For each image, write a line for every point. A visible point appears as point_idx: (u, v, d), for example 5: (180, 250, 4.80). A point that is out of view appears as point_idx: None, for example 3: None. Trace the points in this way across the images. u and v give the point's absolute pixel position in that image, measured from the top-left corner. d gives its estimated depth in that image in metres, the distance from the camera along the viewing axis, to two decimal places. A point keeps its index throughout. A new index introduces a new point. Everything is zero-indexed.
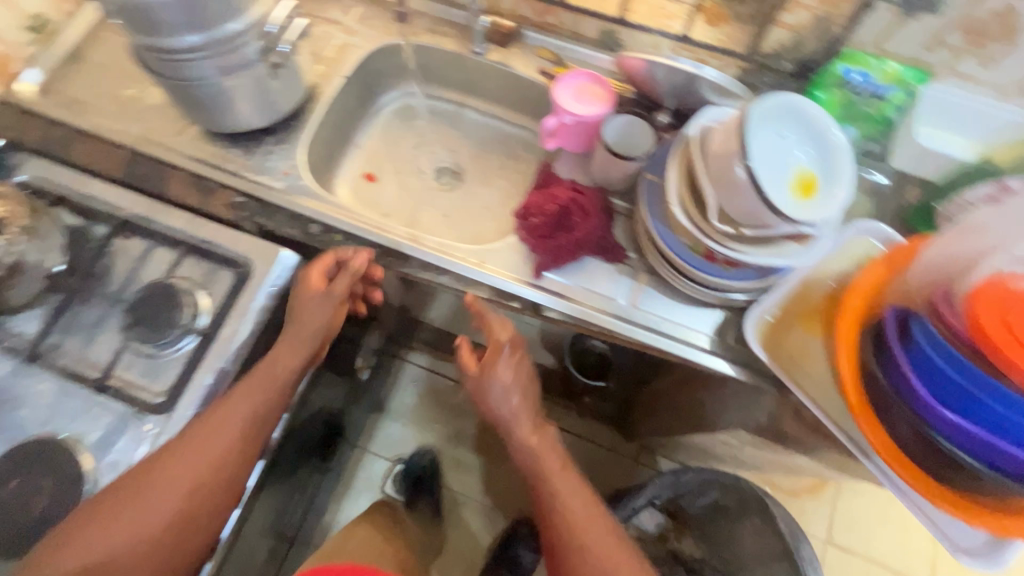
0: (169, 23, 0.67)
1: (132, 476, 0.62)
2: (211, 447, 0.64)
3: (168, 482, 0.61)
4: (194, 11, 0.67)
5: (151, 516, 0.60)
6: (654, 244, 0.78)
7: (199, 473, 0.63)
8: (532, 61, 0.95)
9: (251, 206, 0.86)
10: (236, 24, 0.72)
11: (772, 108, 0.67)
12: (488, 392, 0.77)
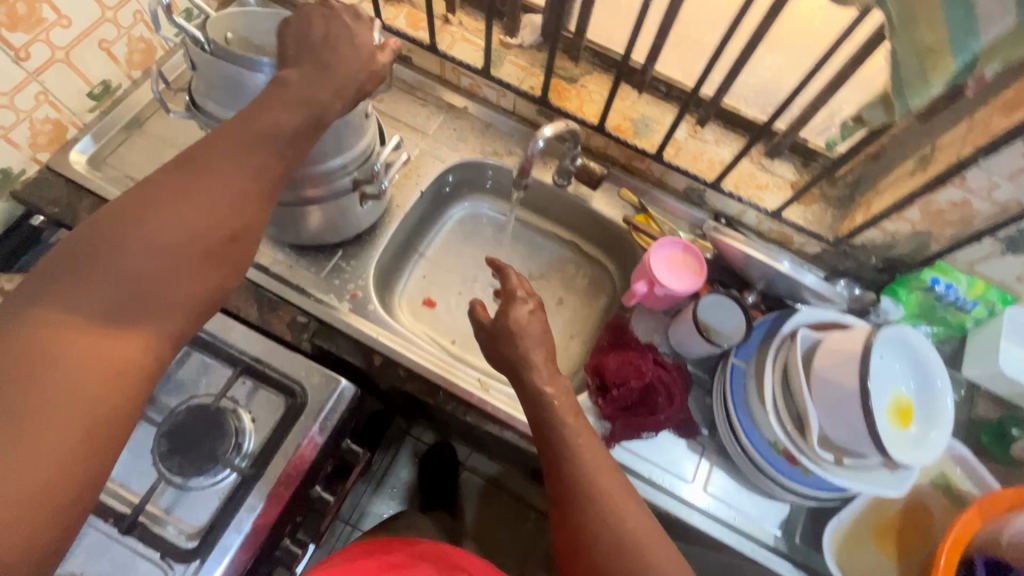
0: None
1: (121, 219, 0.48)
2: (216, 192, 0.51)
3: (178, 227, 0.49)
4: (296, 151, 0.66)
5: (157, 270, 0.48)
6: (728, 427, 0.77)
7: (191, 218, 0.50)
8: (615, 203, 0.95)
9: (314, 326, 0.81)
10: (334, 163, 0.70)
11: (885, 339, 0.67)
12: (516, 337, 0.68)
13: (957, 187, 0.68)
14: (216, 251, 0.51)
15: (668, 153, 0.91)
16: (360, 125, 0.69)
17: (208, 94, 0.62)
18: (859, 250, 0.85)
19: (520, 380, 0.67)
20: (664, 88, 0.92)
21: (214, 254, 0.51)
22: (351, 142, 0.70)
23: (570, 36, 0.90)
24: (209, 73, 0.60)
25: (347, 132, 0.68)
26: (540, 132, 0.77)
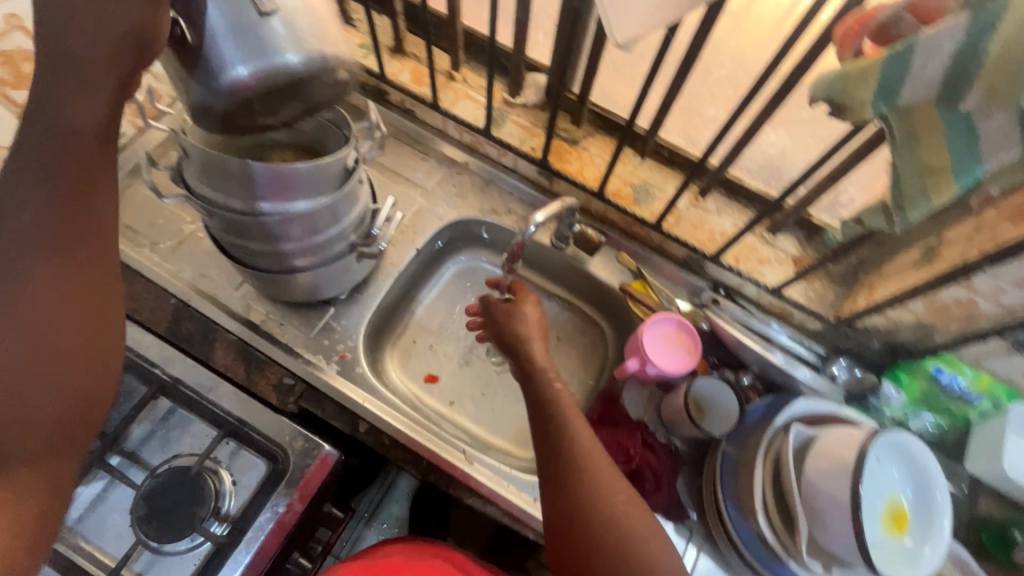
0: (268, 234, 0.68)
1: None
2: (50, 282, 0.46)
3: (27, 331, 0.45)
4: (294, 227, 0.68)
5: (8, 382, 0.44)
6: (718, 513, 0.74)
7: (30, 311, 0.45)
8: (614, 267, 0.93)
9: (301, 389, 0.81)
10: (332, 232, 0.73)
11: (883, 444, 0.64)
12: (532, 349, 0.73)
13: (962, 286, 0.66)
14: (78, 342, 0.48)
15: (668, 222, 0.90)
16: (356, 193, 0.71)
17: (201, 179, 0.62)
18: (862, 333, 0.83)
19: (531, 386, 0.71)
20: (667, 154, 0.90)
21: (77, 346, 0.48)
22: (347, 211, 0.73)
23: (572, 100, 0.89)
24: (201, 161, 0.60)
25: (344, 203, 0.70)
26: (535, 219, 0.76)
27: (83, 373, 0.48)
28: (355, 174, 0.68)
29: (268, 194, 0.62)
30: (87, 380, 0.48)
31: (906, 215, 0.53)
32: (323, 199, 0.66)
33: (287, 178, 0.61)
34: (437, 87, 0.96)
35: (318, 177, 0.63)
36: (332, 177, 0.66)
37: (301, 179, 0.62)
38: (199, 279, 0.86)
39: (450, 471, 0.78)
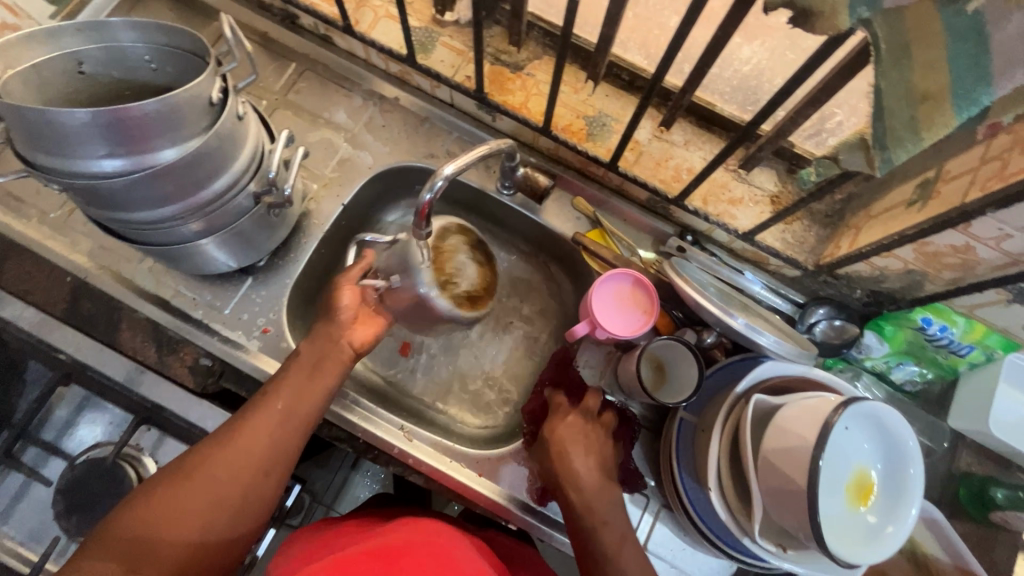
0: (136, 203, 0.56)
1: (171, 471, 0.55)
2: (265, 438, 0.58)
3: (222, 481, 0.54)
4: (164, 187, 0.56)
5: (184, 508, 0.52)
6: (673, 484, 0.69)
7: (233, 459, 0.55)
8: (568, 215, 0.82)
9: (220, 370, 0.74)
10: (221, 184, 0.61)
11: (855, 413, 0.57)
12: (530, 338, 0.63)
13: (959, 232, 0.55)
14: (255, 489, 0.56)
15: (627, 159, 0.77)
16: (238, 132, 0.59)
17: (35, 147, 0.51)
18: (843, 281, 0.73)
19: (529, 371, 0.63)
20: (626, 76, 0.76)
21: (240, 502, 0.55)
22: (234, 156, 0.60)
23: (509, 14, 0.74)
24: (20, 124, 0.49)
25: (226, 146, 0.58)
26: (440, 173, 0.57)
27: (228, 523, 0.54)
28: (229, 110, 0.56)
29: (115, 149, 0.51)
30: (217, 539, 0.53)
31: (889, 155, 0.42)
32: (192, 145, 0.55)
33: (133, 124, 0.49)
34: (353, 6, 0.80)
35: (175, 116, 0.52)
36: (194, 114, 0.54)
37: (154, 123, 0.51)
38: (98, 252, 0.77)
39: (387, 449, 0.74)
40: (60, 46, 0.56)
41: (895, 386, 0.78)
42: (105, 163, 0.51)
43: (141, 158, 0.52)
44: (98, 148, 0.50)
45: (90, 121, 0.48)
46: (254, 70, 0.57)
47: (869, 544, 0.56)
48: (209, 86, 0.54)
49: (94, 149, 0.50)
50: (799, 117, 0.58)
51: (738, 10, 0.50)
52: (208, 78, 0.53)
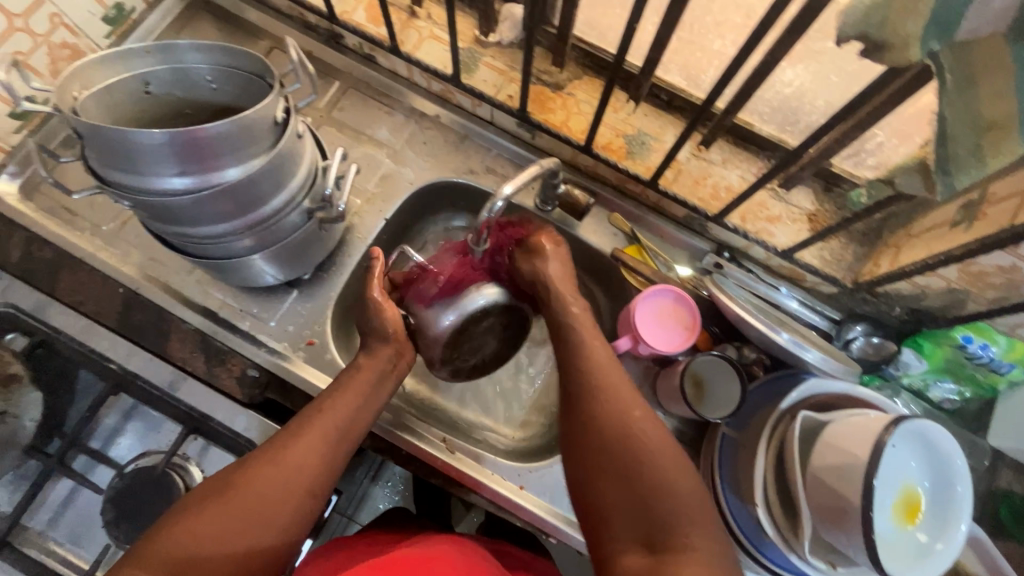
0: (200, 217, 0.58)
1: (218, 486, 0.55)
2: (309, 456, 0.58)
3: (266, 499, 0.55)
4: (227, 203, 0.57)
5: (231, 524, 0.53)
6: (715, 501, 0.69)
7: (278, 477, 0.56)
8: (606, 231, 0.83)
9: (267, 380, 0.75)
10: (279, 201, 0.63)
11: (905, 431, 0.57)
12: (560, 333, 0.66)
13: (1007, 253, 0.56)
14: (298, 509, 0.56)
15: (666, 177, 0.79)
16: (297, 150, 0.61)
17: (109, 164, 0.53)
18: (883, 299, 0.74)
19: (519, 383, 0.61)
20: (665, 96, 0.77)
21: (283, 525, 0.55)
22: (292, 174, 0.62)
23: (553, 36, 0.76)
24: (97, 141, 0.51)
25: (287, 164, 0.60)
26: (500, 195, 0.58)
27: (272, 544, 0.54)
28: (292, 129, 0.58)
29: (186, 167, 0.53)
30: (259, 559, 0.53)
31: (953, 178, 0.43)
32: (256, 164, 0.57)
33: (204, 144, 0.51)
34: (398, 27, 0.83)
35: (241, 136, 0.54)
36: (260, 135, 0.56)
37: (223, 142, 0.53)
38: (149, 264, 0.79)
39: (430, 462, 0.75)
40: (130, 67, 0.58)
41: (933, 403, 0.79)
42: (173, 180, 0.53)
43: (208, 176, 0.54)
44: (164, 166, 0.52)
45: (163, 143, 0.50)
46: (315, 88, 0.59)
47: (921, 565, 0.57)
48: (274, 108, 0.56)
49: (166, 167, 0.52)
50: (845, 138, 0.59)
51: (793, 36, 0.52)
52: (274, 99, 0.55)
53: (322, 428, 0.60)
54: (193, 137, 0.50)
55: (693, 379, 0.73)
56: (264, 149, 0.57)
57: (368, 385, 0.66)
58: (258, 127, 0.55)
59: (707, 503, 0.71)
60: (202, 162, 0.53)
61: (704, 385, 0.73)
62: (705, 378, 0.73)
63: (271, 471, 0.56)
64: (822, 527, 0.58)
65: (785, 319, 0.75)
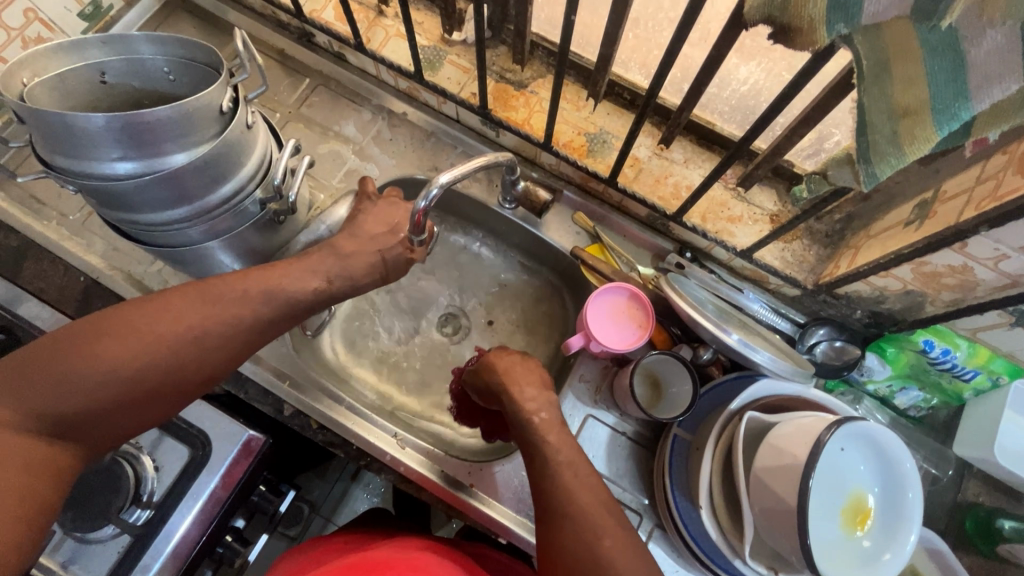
0: (147, 204, 0.58)
1: (103, 320, 0.50)
2: (217, 319, 0.53)
3: (163, 342, 0.51)
4: (173, 190, 0.58)
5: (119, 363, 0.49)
6: (667, 510, 0.68)
7: (172, 340, 0.51)
8: (568, 229, 0.83)
9: None
10: (227, 190, 0.63)
11: (850, 434, 0.56)
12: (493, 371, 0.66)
13: (955, 251, 0.55)
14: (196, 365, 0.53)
15: (627, 175, 0.78)
16: (246, 140, 0.62)
17: (53, 148, 0.53)
18: (844, 301, 0.72)
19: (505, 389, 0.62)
20: (627, 95, 0.77)
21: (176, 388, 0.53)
22: (241, 163, 0.63)
23: (513, 34, 0.77)
24: (39, 125, 0.51)
25: (235, 152, 0.61)
26: (435, 181, 0.58)
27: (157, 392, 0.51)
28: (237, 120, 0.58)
29: (128, 151, 0.53)
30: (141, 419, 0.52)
31: (873, 169, 0.42)
32: (201, 150, 0.57)
33: (144, 128, 0.52)
34: (364, 26, 0.84)
35: (184, 122, 0.54)
36: (205, 122, 0.56)
37: (164, 127, 0.53)
38: (112, 254, 0.80)
39: (380, 456, 0.75)
40: (85, 56, 0.59)
41: (898, 410, 0.77)
42: (116, 162, 0.54)
43: (152, 160, 0.55)
44: (114, 151, 0.53)
45: (103, 126, 0.50)
46: (263, 82, 0.59)
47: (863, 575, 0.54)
48: (217, 98, 0.56)
49: (108, 150, 0.53)
50: (794, 133, 0.59)
51: (729, 29, 0.51)
52: (219, 88, 0.56)
53: (236, 302, 0.54)
54: (136, 119, 0.51)
55: (643, 382, 0.73)
56: (211, 135, 0.58)
57: (287, 277, 0.58)
58: (199, 112, 0.55)
59: (660, 507, 0.69)
60: (148, 142, 0.53)
61: (655, 393, 0.74)
62: (659, 384, 0.74)
63: (170, 328, 0.51)
64: (762, 528, 0.57)
65: (747, 321, 0.72)
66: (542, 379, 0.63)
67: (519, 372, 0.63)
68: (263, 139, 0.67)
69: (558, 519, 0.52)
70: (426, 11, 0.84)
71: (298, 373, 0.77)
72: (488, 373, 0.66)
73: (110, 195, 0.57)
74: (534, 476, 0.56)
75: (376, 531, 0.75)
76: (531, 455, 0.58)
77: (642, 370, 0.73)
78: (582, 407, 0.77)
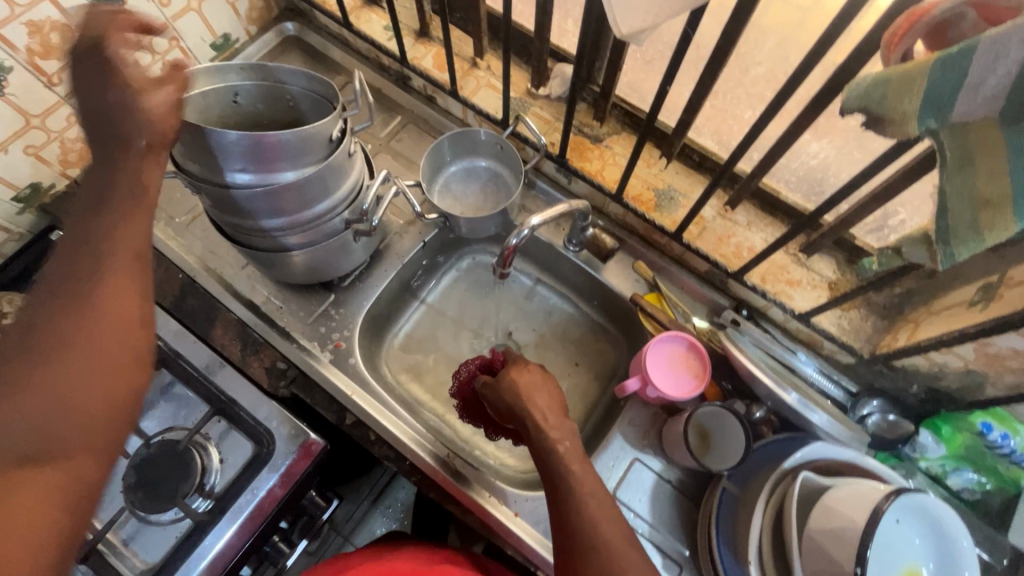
0: (258, 211, 0.65)
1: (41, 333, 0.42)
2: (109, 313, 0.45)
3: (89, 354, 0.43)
4: (280, 204, 0.65)
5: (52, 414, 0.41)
6: (711, 563, 0.68)
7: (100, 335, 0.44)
8: (627, 276, 0.87)
9: (293, 375, 0.82)
10: (322, 208, 0.70)
11: (905, 505, 0.56)
12: (513, 392, 0.66)
13: (1021, 335, 0.56)
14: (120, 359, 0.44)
15: (691, 232, 0.83)
16: (347, 166, 0.68)
17: (192, 156, 0.61)
18: (900, 374, 0.73)
19: (526, 411, 0.64)
20: (697, 158, 0.82)
21: (128, 266, 0.47)
22: (339, 186, 0.69)
23: (596, 94, 0.84)
24: (187, 138, 0.59)
25: (337, 175, 0.68)
26: (527, 223, 0.68)
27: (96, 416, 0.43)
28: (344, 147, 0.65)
29: (249, 165, 0.60)
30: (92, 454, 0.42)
31: (952, 250, 0.45)
32: (309, 170, 0.64)
33: (267, 148, 0.59)
34: (459, 74, 0.92)
35: (302, 145, 0.61)
36: (317, 146, 0.63)
37: (284, 148, 0.60)
38: (207, 256, 0.88)
39: (431, 475, 0.77)
40: (225, 80, 0.67)
41: (950, 491, 0.76)
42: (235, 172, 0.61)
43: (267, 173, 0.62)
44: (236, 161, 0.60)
45: (232, 140, 0.57)
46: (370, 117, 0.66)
47: None
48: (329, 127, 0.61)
49: (232, 163, 0.60)
50: (863, 209, 0.62)
51: (811, 110, 0.56)
52: (335, 119, 0.62)
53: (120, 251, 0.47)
54: (262, 138, 0.58)
55: (694, 430, 0.74)
56: (318, 158, 0.64)
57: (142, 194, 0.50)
58: (313, 136, 0.61)
59: (705, 559, 0.69)
60: (267, 159, 0.60)
61: (705, 442, 0.73)
62: (710, 432, 0.74)
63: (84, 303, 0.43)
64: None
65: (800, 383, 0.74)
66: (563, 407, 0.65)
67: (541, 396, 0.64)
68: (358, 167, 0.73)
69: (586, 550, 0.54)
70: (516, 66, 0.91)
71: (366, 385, 0.82)
72: (508, 394, 0.66)
73: (227, 202, 0.64)
74: (556, 504, 0.58)
75: (392, 541, 0.75)
76: (555, 484, 0.59)
77: (694, 418, 0.74)
78: (629, 450, 0.78)
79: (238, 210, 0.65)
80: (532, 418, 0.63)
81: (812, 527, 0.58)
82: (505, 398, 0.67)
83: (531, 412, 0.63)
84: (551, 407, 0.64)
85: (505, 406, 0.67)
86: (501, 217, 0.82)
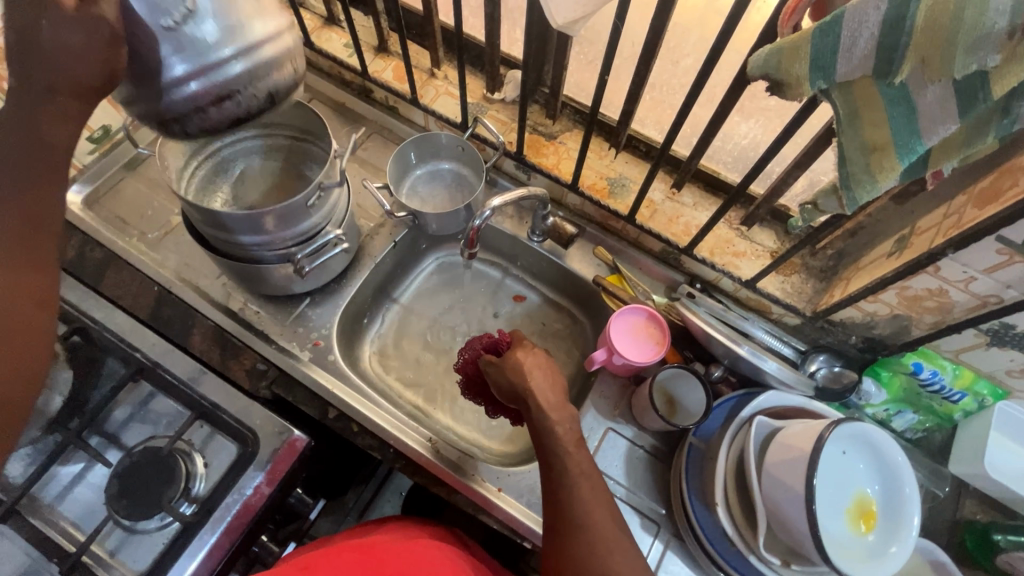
0: (242, 230, 0.68)
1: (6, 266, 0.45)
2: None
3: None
4: (264, 224, 0.67)
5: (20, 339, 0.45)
6: (683, 514, 0.73)
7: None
8: (589, 261, 0.93)
9: (273, 375, 0.84)
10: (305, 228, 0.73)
11: (848, 436, 0.62)
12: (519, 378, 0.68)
13: (932, 275, 0.64)
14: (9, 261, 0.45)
15: (643, 214, 0.89)
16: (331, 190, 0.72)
17: None
18: (839, 328, 0.80)
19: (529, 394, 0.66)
20: (643, 148, 0.89)
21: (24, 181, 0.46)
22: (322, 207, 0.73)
23: (546, 95, 0.90)
24: None
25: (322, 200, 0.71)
26: (489, 204, 0.75)
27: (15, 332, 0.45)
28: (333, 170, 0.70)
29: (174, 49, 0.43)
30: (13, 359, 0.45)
31: (854, 195, 0.52)
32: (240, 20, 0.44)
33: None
34: (419, 84, 0.98)
35: None
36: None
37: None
38: (183, 269, 0.90)
39: (416, 459, 0.80)
40: None
41: (897, 433, 0.83)
42: (182, 90, 0.44)
43: (211, 71, 0.44)
44: (162, 53, 0.42)
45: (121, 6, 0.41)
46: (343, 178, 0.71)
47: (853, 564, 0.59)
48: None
49: None
50: (788, 176, 0.70)
51: (731, 91, 0.64)
52: None
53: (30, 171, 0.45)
54: None
55: (660, 393, 0.79)
56: None
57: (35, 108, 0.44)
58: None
59: (677, 511, 0.74)
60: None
61: (670, 405, 0.79)
62: (675, 396, 0.79)
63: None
64: (771, 520, 0.63)
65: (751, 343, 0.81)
66: (561, 389, 0.68)
67: (543, 378, 0.67)
68: (340, 201, 0.78)
69: (571, 523, 0.59)
70: (472, 73, 0.98)
71: (347, 379, 0.85)
72: (512, 373, 0.69)
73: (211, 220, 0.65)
74: (547, 477, 0.63)
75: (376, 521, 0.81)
76: (550, 463, 0.63)
77: (660, 382, 0.79)
78: (602, 421, 0.83)
79: (222, 229, 0.68)
80: (536, 400, 0.66)
81: (769, 463, 0.63)
82: (509, 379, 0.70)
83: (539, 397, 0.66)
84: (554, 391, 0.67)
85: (511, 389, 0.69)
86: (467, 212, 0.87)
